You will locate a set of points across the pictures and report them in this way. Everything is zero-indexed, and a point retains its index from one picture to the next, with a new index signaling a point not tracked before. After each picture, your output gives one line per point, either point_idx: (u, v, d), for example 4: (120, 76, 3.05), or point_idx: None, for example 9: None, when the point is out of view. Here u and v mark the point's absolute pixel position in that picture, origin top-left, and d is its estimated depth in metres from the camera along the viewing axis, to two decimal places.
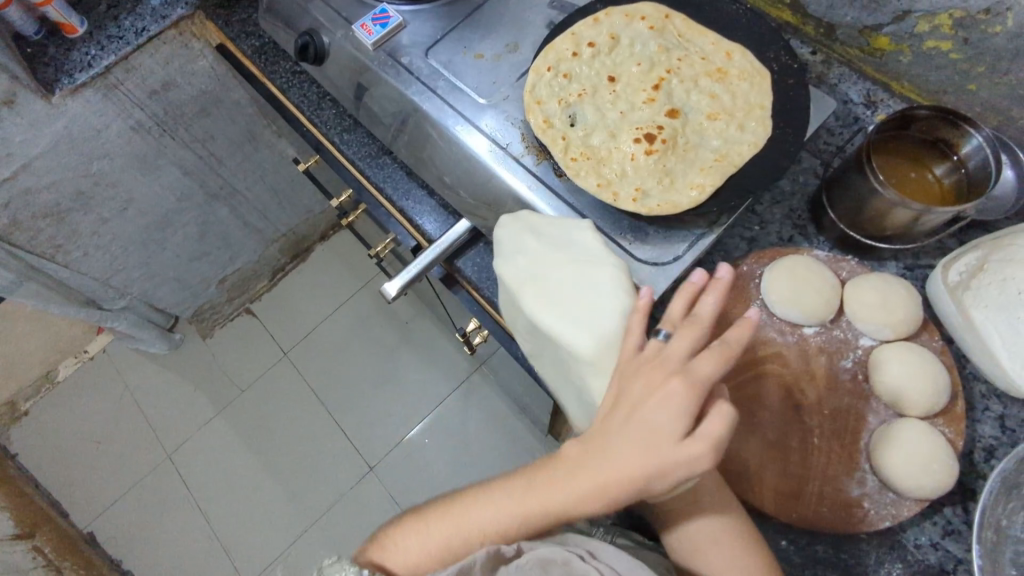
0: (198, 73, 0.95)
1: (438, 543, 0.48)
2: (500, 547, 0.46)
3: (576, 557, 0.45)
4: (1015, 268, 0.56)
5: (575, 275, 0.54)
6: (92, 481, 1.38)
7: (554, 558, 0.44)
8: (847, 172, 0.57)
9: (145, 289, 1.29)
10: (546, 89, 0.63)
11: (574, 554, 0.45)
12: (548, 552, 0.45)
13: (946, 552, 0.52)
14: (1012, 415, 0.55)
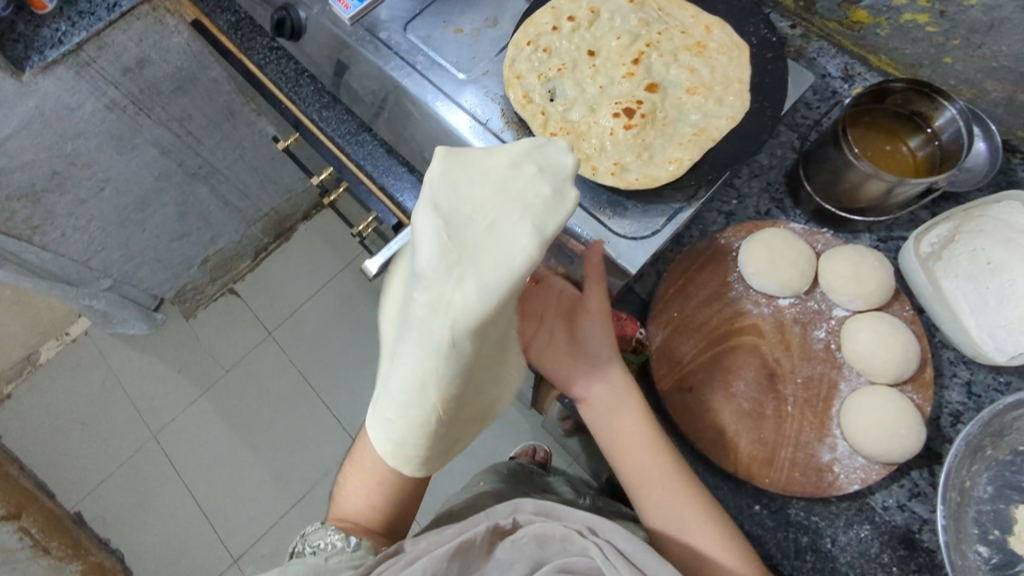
0: (173, 49, 0.93)
1: (373, 483, 0.52)
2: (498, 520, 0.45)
3: (575, 532, 0.43)
4: (983, 239, 0.58)
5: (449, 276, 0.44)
6: (78, 463, 1.38)
7: (551, 534, 0.44)
8: (824, 146, 0.57)
9: (125, 270, 1.28)
10: (525, 63, 0.63)
11: (572, 529, 0.43)
12: (546, 530, 0.44)
13: (912, 513, 0.54)
14: (978, 380, 0.57)
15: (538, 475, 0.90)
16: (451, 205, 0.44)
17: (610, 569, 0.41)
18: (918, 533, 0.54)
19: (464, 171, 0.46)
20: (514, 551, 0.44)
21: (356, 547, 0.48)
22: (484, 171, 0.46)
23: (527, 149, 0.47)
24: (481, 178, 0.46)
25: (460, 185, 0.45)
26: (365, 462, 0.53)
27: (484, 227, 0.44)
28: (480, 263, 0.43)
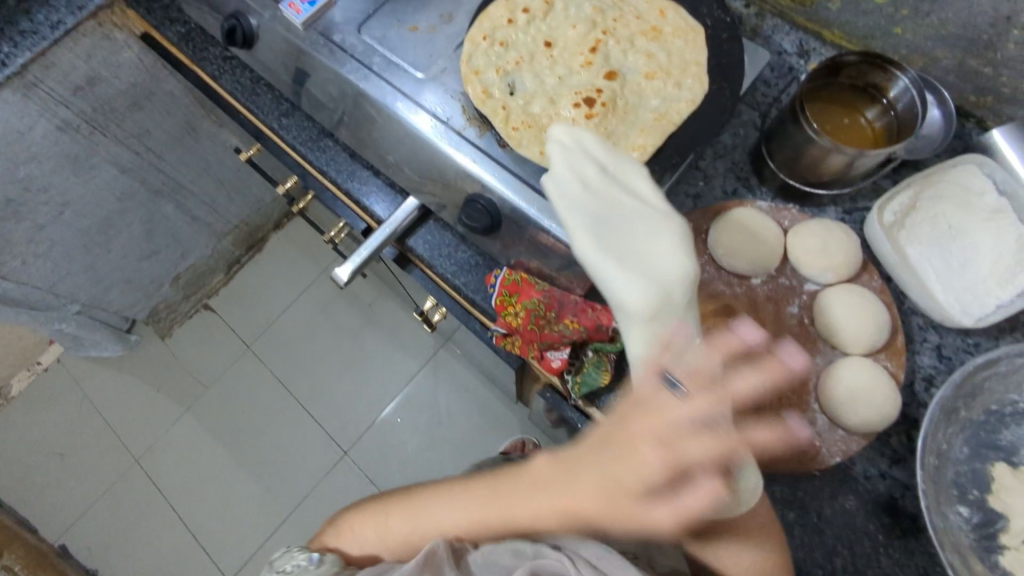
0: (124, 64, 0.91)
1: (401, 536, 0.55)
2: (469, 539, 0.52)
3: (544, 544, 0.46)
4: (945, 205, 0.59)
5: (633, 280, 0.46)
6: (59, 493, 1.35)
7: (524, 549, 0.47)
8: (784, 122, 0.57)
9: (94, 293, 1.25)
10: (482, 58, 0.62)
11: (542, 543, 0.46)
12: (516, 545, 0.47)
13: (893, 480, 0.55)
14: (948, 343, 0.58)
15: None
16: (606, 229, 0.48)
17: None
18: (900, 499, 0.55)
19: (656, 223, 0.48)
20: (483, 564, 0.48)
21: (318, 564, 0.55)
22: (626, 195, 0.50)
23: (604, 144, 0.52)
24: (627, 208, 0.49)
25: (668, 249, 0.47)
26: (387, 530, 0.56)
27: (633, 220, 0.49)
28: (637, 254, 0.47)
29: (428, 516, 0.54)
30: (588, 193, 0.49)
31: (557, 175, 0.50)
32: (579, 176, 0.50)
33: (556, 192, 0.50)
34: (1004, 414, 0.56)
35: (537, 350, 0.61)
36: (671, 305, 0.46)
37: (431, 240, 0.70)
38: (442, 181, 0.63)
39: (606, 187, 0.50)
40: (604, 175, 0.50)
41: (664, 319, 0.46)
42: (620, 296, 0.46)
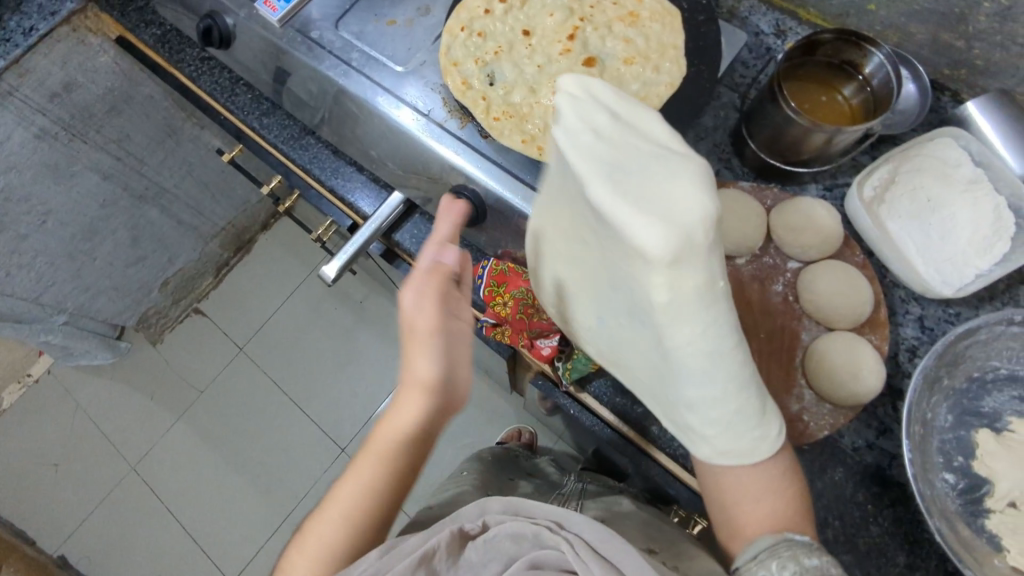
0: (100, 69, 0.90)
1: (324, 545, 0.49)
2: (463, 526, 0.47)
3: (544, 528, 0.42)
4: (923, 177, 0.60)
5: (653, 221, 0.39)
6: (55, 504, 1.35)
7: (524, 531, 0.43)
8: (763, 103, 0.58)
9: (81, 302, 1.24)
10: (461, 49, 0.62)
11: (541, 525, 0.42)
12: (518, 528, 0.43)
13: (881, 450, 0.57)
14: (930, 314, 0.60)
15: (522, 458, 0.92)
16: (620, 172, 0.42)
17: (579, 565, 0.40)
18: (888, 469, 0.56)
19: (677, 160, 0.42)
20: (483, 550, 0.45)
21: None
22: (643, 139, 0.44)
23: (619, 94, 0.47)
24: (645, 150, 0.43)
25: (691, 184, 0.40)
26: (311, 546, 0.50)
27: (652, 163, 0.42)
28: (656, 194, 0.40)
29: (337, 503, 0.51)
30: (602, 141, 0.44)
31: (568, 128, 0.45)
32: (590, 126, 0.45)
33: (565, 141, 0.45)
34: (986, 381, 0.58)
35: (526, 339, 0.63)
36: (695, 246, 0.39)
37: (417, 233, 0.71)
38: (427, 174, 0.64)
39: (620, 134, 0.44)
40: (617, 124, 0.45)
41: (687, 261, 0.40)
42: (638, 241, 0.40)
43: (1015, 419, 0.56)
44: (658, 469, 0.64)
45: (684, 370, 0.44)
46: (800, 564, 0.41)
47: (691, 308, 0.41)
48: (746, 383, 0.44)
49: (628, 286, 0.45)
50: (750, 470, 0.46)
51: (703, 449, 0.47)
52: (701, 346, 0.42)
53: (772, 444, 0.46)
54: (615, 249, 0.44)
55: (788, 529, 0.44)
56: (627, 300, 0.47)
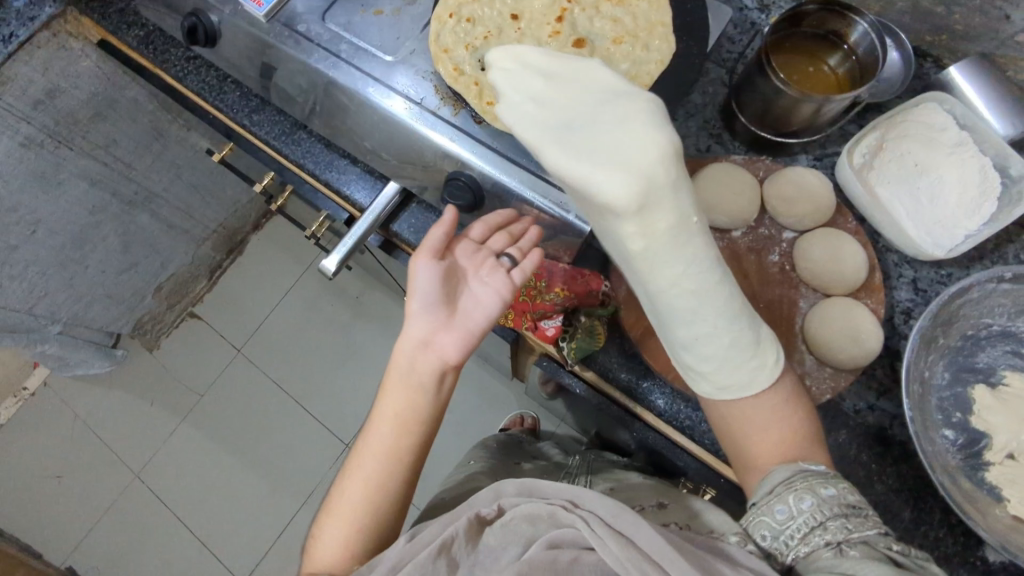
0: (83, 74, 0.89)
1: (354, 497, 0.54)
2: (479, 512, 0.47)
3: (559, 507, 0.42)
4: (911, 143, 0.61)
5: (614, 174, 0.43)
6: (60, 516, 1.34)
7: (539, 512, 0.44)
8: (752, 76, 0.58)
9: (76, 312, 1.23)
10: (450, 36, 0.62)
11: (556, 505, 0.43)
12: (532, 509, 0.44)
13: (882, 411, 0.58)
14: (923, 276, 0.61)
15: (527, 442, 0.93)
16: (571, 133, 0.45)
17: (597, 541, 0.40)
18: (889, 429, 0.58)
19: (623, 106, 0.45)
20: (501, 533, 0.45)
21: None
22: (585, 91, 0.47)
23: (547, 51, 0.49)
24: (590, 104, 0.46)
25: (641, 126, 0.44)
26: (345, 498, 0.54)
27: (598, 116, 0.45)
28: (609, 147, 0.44)
29: (362, 455, 0.55)
30: (545, 107, 0.46)
31: (511, 100, 0.47)
32: (530, 94, 0.47)
33: (511, 116, 0.47)
34: (979, 338, 0.59)
35: (531, 321, 0.63)
36: (656, 187, 0.44)
37: (415, 224, 0.71)
38: (422, 163, 0.64)
39: (560, 95, 0.47)
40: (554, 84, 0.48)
41: (655, 205, 0.44)
42: (605, 197, 0.43)
43: (1009, 373, 0.57)
44: (663, 442, 0.65)
45: (673, 310, 0.48)
46: (817, 496, 0.42)
47: (668, 249, 0.46)
48: (735, 313, 0.48)
49: (605, 240, 0.49)
50: (756, 401, 0.48)
51: (704, 387, 0.50)
52: (682, 284, 0.47)
53: (772, 372, 0.49)
54: (584, 209, 0.48)
55: (801, 459, 0.46)
56: (602, 252, 0.51)
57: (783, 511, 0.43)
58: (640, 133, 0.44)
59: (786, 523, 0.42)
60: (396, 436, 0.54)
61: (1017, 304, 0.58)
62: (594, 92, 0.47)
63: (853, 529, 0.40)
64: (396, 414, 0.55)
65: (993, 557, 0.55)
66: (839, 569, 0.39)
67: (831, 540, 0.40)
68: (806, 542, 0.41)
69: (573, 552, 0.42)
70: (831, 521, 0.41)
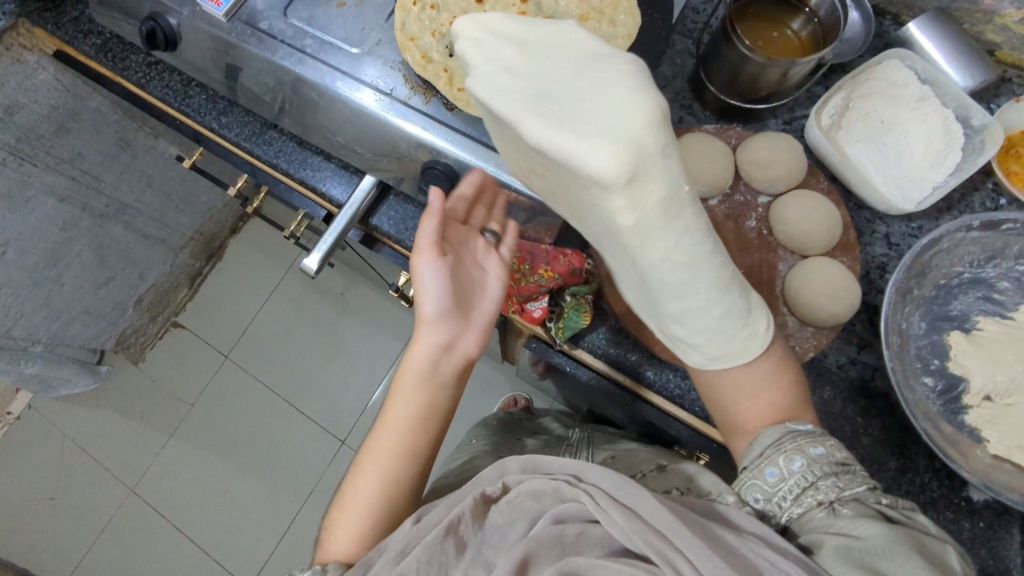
0: (42, 87, 0.87)
1: (372, 496, 0.54)
2: (484, 491, 0.48)
3: (563, 483, 0.43)
4: (875, 100, 0.62)
5: (597, 141, 0.40)
6: (58, 538, 1.33)
7: (544, 488, 0.45)
8: (718, 45, 0.59)
9: (55, 331, 1.21)
10: (416, 24, 0.61)
11: (560, 480, 0.44)
12: (537, 486, 0.45)
13: (864, 364, 0.60)
14: (895, 231, 0.63)
15: (526, 420, 0.94)
16: (548, 102, 0.43)
17: (602, 514, 0.41)
18: (872, 381, 0.60)
19: (602, 70, 0.43)
20: (508, 511, 0.46)
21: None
22: (562, 57, 0.45)
23: (524, 20, 0.47)
24: (567, 71, 0.44)
25: (622, 89, 0.41)
26: (361, 497, 0.54)
27: (578, 82, 0.43)
28: (589, 113, 0.41)
29: (376, 455, 0.54)
30: (519, 77, 0.45)
31: (482, 74, 0.46)
32: (505, 63, 0.46)
33: (485, 89, 0.45)
34: (952, 286, 0.61)
35: (517, 304, 0.66)
36: (643, 156, 0.41)
37: (395, 216, 0.71)
38: (396, 155, 0.64)
39: (536, 63, 0.45)
40: (531, 52, 0.46)
41: (643, 176, 0.41)
42: (589, 168, 0.41)
43: (982, 318, 0.59)
44: (656, 412, 0.67)
45: (665, 284, 0.47)
46: (806, 456, 0.44)
47: (660, 223, 0.44)
48: (727, 286, 0.47)
49: (592, 216, 0.47)
50: (748, 370, 0.49)
51: (694, 357, 0.51)
52: (676, 259, 0.45)
53: (762, 340, 0.49)
54: (568, 181, 0.45)
55: (789, 420, 0.48)
56: (593, 224, 0.49)
57: (775, 474, 0.44)
58: (625, 94, 0.41)
59: (778, 484, 0.44)
60: (416, 434, 0.55)
61: (986, 251, 0.60)
62: (573, 56, 0.45)
63: (845, 487, 0.42)
64: (421, 412, 0.55)
65: (977, 496, 0.57)
66: (833, 527, 0.40)
67: (823, 500, 0.42)
68: (799, 502, 0.43)
69: (580, 525, 0.43)
70: (823, 480, 0.43)
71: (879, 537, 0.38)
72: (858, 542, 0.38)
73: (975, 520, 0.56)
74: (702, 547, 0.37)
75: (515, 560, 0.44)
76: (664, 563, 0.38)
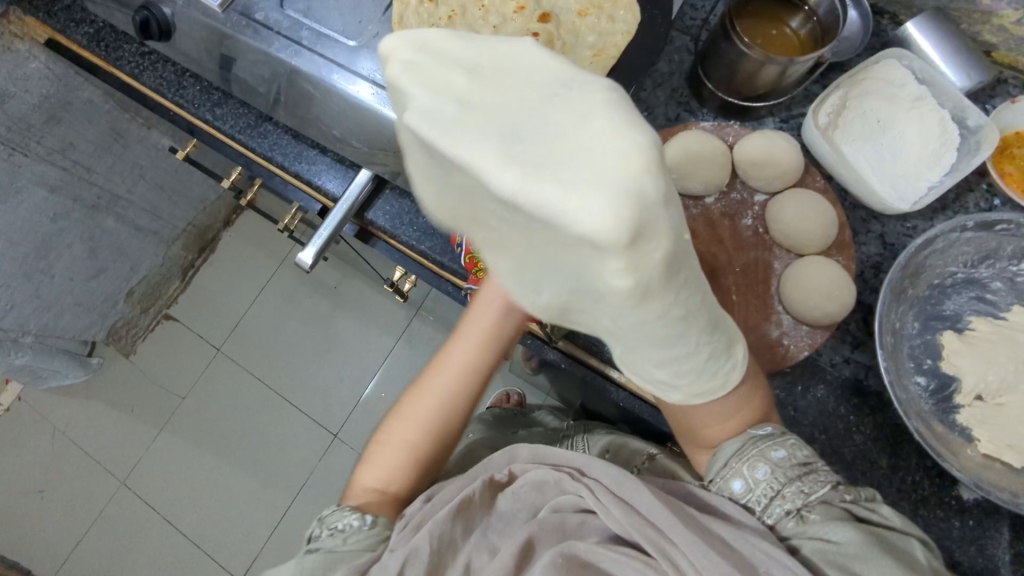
0: (33, 76, 0.86)
1: (423, 421, 0.56)
2: (494, 475, 0.50)
3: (566, 476, 0.45)
4: (873, 100, 0.62)
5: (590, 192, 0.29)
6: (48, 529, 1.33)
7: (547, 480, 0.47)
8: (718, 42, 0.59)
9: (46, 323, 1.20)
10: (415, 17, 0.60)
11: (564, 473, 0.45)
12: (542, 476, 0.47)
13: (857, 363, 0.60)
14: (890, 230, 0.63)
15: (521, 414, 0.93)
16: (518, 141, 0.31)
17: (601, 508, 0.42)
18: (865, 380, 0.60)
19: (574, 99, 0.32)
20: (512, 501, 0.49)
21: (373, 525, 0.51)
22: (524, 85, 0.33)
23: (464, 34, 0.35)
24: (532, 102, 0.32)
25: (607, 123, 0.31)
26: (413, 421, 0.56)
27: (552, 116, 0.31)
28: (573, 157, 0.30)
29: (436, 383, 0.56)
30: (473, 109, 0.32)
31: (424, 107, 0.33)
32: (449, 91, 0.33)
33: (427, 128, 0.33)
34: (946, 286, 0.62)
35: None
36: (651, 210, 0.30)
37: (390, 211, 0.71)
38: (391, 150, 0.63)
39: (493, 92, 0.33)
40: (480, 76, 0.34)
41: (649, 233, 0.31)
42: (575, 228, 0.29)
43: (975, 317, 0.60)
44: (650, 409, 0.67)
45: (651, 339, 0.39)
46: (770, 462, 0.44)
47: (661, 284, 0.34)
48: (715, 322, 0.42)
49: (573, 280, 0.35)
50: (724, 399, 0.46)
51: (675, 396, 0.46)
52: (671, 313, 0.37)
53: (741, 370, 0.46)
54: (542, 245, 0.33)
55: (751, 425, 0.47)
56: (563, 288, 0.36)
57: (741, 485, 0.44)
58: (622, 135, 0.30)
59: (744, 496, 0.44)
60: (474, 368, 0.56)
61: (980, 251, 0.61)
62: (538, 81, 0.33)
63: (811, 493, 0.42)
64: (482, 350, 0.55)
65: (967, 495, 0.57)
66: (805, 535, 0.40)
67: (791, 508, 0.42)
68: (769, 513, 0.42)
69: (580, 516, 0.45)
70: (788, 487, 0.43)
71: (856, 542, 0.38)
72: (835, 547, 0.39)
73: (964, 519, 0.57)
74: (696, 542, 0.38)
75: (519, 544, 0.46)
76: (660, 555, 0.39)
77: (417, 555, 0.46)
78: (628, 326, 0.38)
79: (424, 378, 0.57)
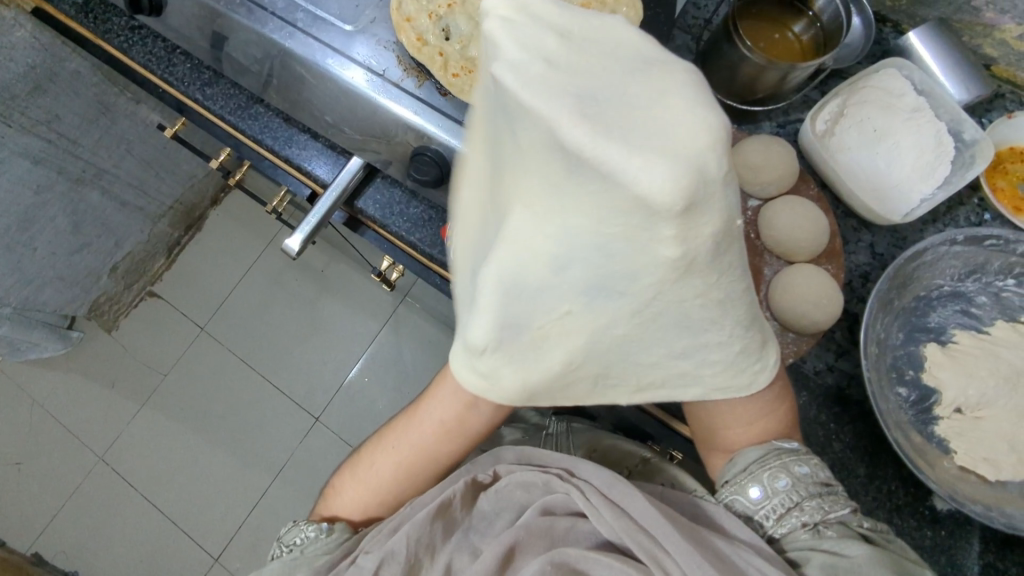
0: (20, 45, 0.85)
1: (377, 480, 0.53)
2: (476, 475, 0.50)
3: (554, 477, 0.46)
4: (870, 109, 0.62)
5: (659, 156, 0.31)
6: (24, 502, 1.32)
7: (535, 481, 0.47)
8: (720, 44, 0.58)
9: (27, 296, 1.18)
10: (413, 4, 0.59)
11: (552, 474, 0.46)
12: (528, 477, 0.47)
13: (840, 372, 0.61)
14: (880, 241, 0.63)
15: None
16: (594, 102, 0.32)
17: (591, 510, 0.43)
18: (847, 388, 0.60)
19: (656, 74, 0.33)
20: (496, 500, 0.49)
21: (331, 531, 0.53)
22: (607, 53, 0.34)
23: (560, 1, 0.36)
24: (615, 68, 0.33)
25: (680, 99, 0.31)
26: (369, 476, 0.54)
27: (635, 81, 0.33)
28: (644, 123, 0.31)
29: (390, 448, 0.53)
30: (558, 69, 0.33)
31: (509, 60, 0.34)
32: (536, 51, 0.34)
33: (513, 83, 0.34)
34: (931, 298, 0.62)
35: None
36: (706, 185, 0.31)
37: (381, 201, 0.70)
38: (384, 137, 0.63)
39: (576, 55, 0.34)
40: (569, 40, 0.35)
41: (703, 206, 0.32)
42: (637, 187, 0.31)
43: (958, 331, 0.60)
44: (632, 409, 0.67)
45: (692, 320, 0.41)
46: (792, 475, 0.44)
47: (704, 262, 0.36)
48: (750, 321, 0.43)
49: (617, 256, 0.36)
50: (753, 400, 0.47)
51: (696, 390, 0.46)
52: (711, 295, 0.39)
53: (769, 374, 0.46)
54: (594, 206, 0.35)
55: (774, 437, 0.48)
56: (594, 263, 0.37)
57: (758, 492, 0.45)
58: (700, 106, 0.31)
59: (761, 503, 0.45)
60: (433, 450, 0.52)
61: (968, 265, 0.61)
62: (622, 53, 0.34)
63: (829, 510, 0.43)
64: (442, 439, 0.51)
65: (941, 506, 0.58)
66: (819, 548, 0.41)
67: (807, 521, 0.43)
68: (783, 522, 0.44)
69: (569, 520, 0.45)
70: (806, 501, 0.44)
71: (867, 559, 0.39)
72: (845, 561, 0.40)
73: (936, 528, 0.58)
74: (690, 553, 0.38)
75: (503, 548, 0.46)
76: (653, 563, 0.40)
77: (394, 556, 0.47)
78: (665, 313, 0.39)
79: (384, 433, 0.55)
